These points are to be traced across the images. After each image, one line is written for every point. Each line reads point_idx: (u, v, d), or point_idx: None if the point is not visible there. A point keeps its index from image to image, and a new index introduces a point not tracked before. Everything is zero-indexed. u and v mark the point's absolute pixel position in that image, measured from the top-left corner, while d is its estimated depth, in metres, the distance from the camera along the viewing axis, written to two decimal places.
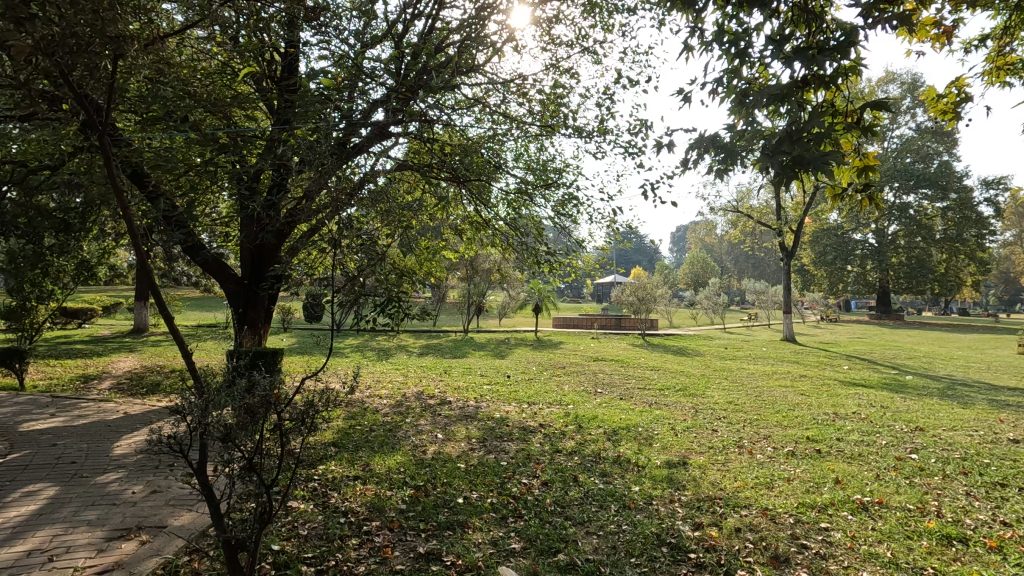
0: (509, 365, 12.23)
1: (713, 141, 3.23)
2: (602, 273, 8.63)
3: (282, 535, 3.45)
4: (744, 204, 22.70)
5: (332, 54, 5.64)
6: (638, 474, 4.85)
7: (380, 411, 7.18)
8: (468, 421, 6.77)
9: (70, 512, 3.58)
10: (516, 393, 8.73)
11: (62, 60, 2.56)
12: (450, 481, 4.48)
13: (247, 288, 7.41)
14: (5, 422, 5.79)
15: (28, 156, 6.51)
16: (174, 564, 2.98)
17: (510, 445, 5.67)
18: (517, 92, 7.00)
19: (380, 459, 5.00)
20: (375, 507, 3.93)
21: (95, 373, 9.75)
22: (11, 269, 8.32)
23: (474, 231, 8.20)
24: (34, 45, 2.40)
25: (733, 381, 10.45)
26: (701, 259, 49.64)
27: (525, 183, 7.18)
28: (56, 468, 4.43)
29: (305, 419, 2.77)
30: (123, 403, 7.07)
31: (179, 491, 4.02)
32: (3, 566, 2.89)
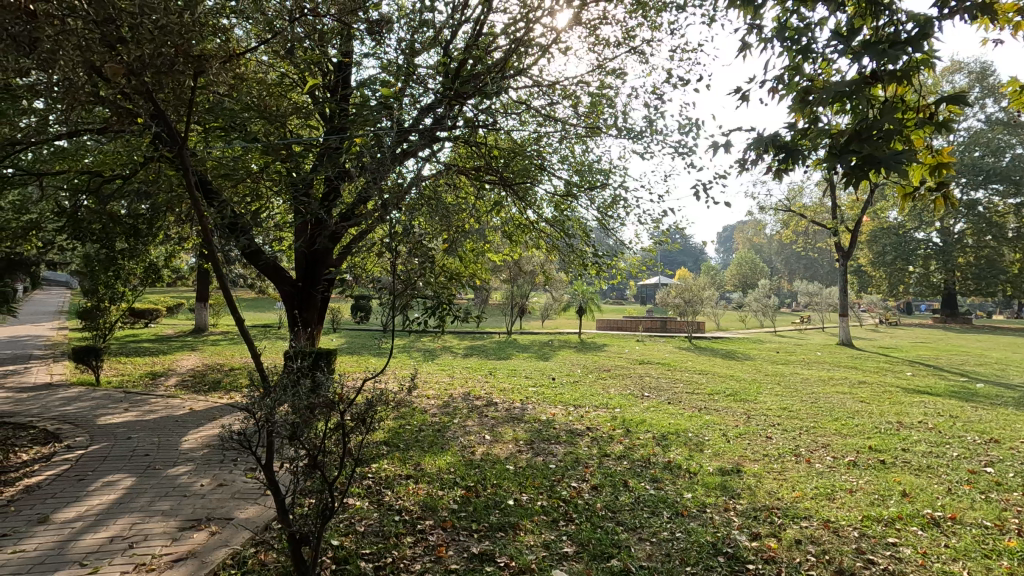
0: (554, 367, 12.23)
1: (774, 141, 3.14)
2: (649, 275, 8.52)
3: (341, 531, 3.55)
4: (796, 203, 21.89)
5: (384, 62, 5.78)
6: (691, 481, 4.75)
7: (428, 411, 7.30)
8: (515, 423, 6.79)
9: (145, 502, 3.80)
10: (562, 395, 8.71)
11: (151, 80, 2.76)
12: (500, 483, 4.52)
13: (301, 290, 7.69)
14: (86, 416, 6.20)
15: (103, 166, 6.97)
16: (241, 555, 3.12)
17: (557, 448, 5.67)
18: (564, 94, 6.98)
19: (430, 459, 5.09)
20: (427, 506, 4.00)
21: (161, 370, 10.32)
22: (86, 271, 8.91)
23: (520, 234, 8.27)
24: (128, 68, 2.59)
25: (787, 386, 10.09)
26: (750, 260, 48.20)
27: (572, 186, 7.16)
28: (132, 459, 4.72)
29: (364, 419, 2.86)
30: (188, 399, 7.44)
31: (242, 485, 4.21)
32: (88, 551, 3.10)
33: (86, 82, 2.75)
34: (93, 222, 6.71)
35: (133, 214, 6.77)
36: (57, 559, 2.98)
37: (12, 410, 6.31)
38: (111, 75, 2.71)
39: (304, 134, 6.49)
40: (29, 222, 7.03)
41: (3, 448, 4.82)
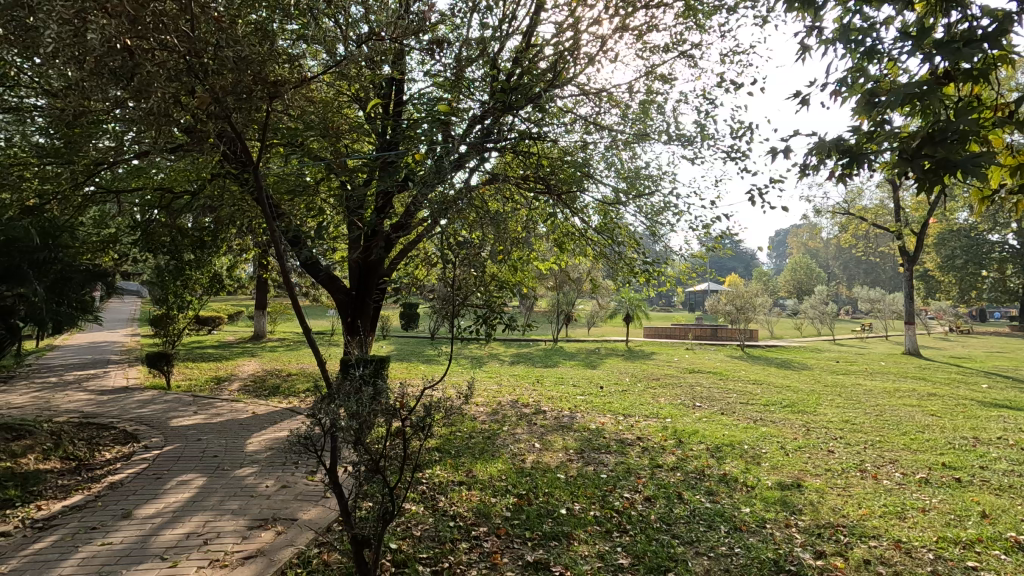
0: (602, 376, 12.11)
1: (837, 145, 3.05)
2: (699, 282, 8.32)
3: (398, 534, 3.64)
4: (854, 205, 20.90)
5: (434, 77, 5.92)
6: (748, 495, 4.60)
7: (478, 418, 7.38)
8: (564, 431, 6.77)
9: (217, 501, 4.02)
10: (611, 404, 8.61)
11: (230, 105, 2.98)
12: (552, 491, 4.52)
13: (354, 298, 7.94)
14: (159, 418, 6.60)
15: (174, 182, 7.43)
16: (306, 555, 3.25)
17: (608, 458, 5.61)
18: (611, 102, 6.94)
19: (482, 466, 5.15)
20: (481, 513, 4.05)
21: (225, 375, 10.85)
22: (157, 281, 9.48)
23: (567, 242, 8.27)
24: (211, 94, 2.82)
25: (849, 398, 9.62)
26: (805, 265, 46.31)
27: (619, 193, 7.10)
28: (202, 460, 4.99)
29: (423, 427, 2.92)
30: (251, 404, 7.81)
31: (304, 487, 4.38)
32: (168, 545, 3.30)
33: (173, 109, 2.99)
34: (165, 236, 7.17)
35: (202, 227, 7.19)
36: (140, 552, 3.19)
37: (94, 411, 6.77)
38: (192, 101, 2.91)
39: (358, 148, 6.74)
40: (108, 236, 7.56)
41: (89, 447, 5.19)
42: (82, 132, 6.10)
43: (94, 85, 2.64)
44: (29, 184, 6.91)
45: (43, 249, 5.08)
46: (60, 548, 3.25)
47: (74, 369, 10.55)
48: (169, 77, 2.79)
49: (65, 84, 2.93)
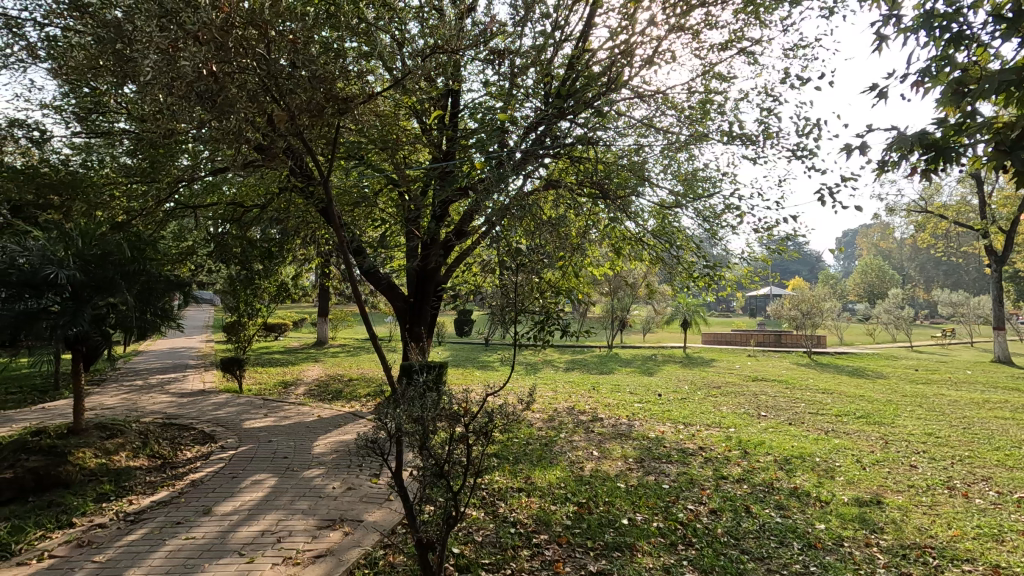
0: (659, 383, 11.84)
1: (920, 138, 2.90)
2: (762, 286, 7.98)
3: (460, 539, 3.68)
4: (933, 202, 19.49)
5: (489, 88, 6.00)
6: (823, 510, 4.36)
7: (535, 425, 7.37)
8: (623, 439, 6.65)
9: (288, 500, 4.19)
10: (670, 413, 8.39)
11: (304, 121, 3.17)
12: (613, 501, 4.45)
13: (412, 305, 8.13)
14: (234, 420, 6.97)
15: (244, 197, 7.87)
16: (372, 557, 3.33)
17: (670, 468, 5.46)
18: (666, 104, 6.79)
19: (540, 473, 5.13)
20: (541, 520, 4.03)
21: (292, 380, 11.36)
22: (230, 290, 10.04)
23: (623, 246, 8.14)
24: (288, 111, 3.02)
25: (931, 409, 8.95)
26: (877, 267, 43.56)
27: (676, 196, 6.93)
28: (274, 461, 5.22)
29: (486, 433, 2.93)
30: (316, 407, 8.13)
31: (368, 489, 4.50)
32: (244, 541, 3.47)
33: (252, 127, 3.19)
34: (237, 247, 7.59)
35: (270, 239, 7.56)
36: (220, 547, 3.36)
37: (176, 413, 7.24)
38: (270, 119, 3.11)
39: (415, 158, 6.90)
40: (187, 249, 8.07)
41: (172, 446, 5.55)
42: (164, 152, 6.57)
43: (184, 108, 2.82)
44: (118, 202, 7.49)
45: (132, 261, 5.56)
46: (150, 540, 3.48)
47: (157, 372, 11.33)
48: (249, 97, 2.99)
49: (155, 109, 3.15)
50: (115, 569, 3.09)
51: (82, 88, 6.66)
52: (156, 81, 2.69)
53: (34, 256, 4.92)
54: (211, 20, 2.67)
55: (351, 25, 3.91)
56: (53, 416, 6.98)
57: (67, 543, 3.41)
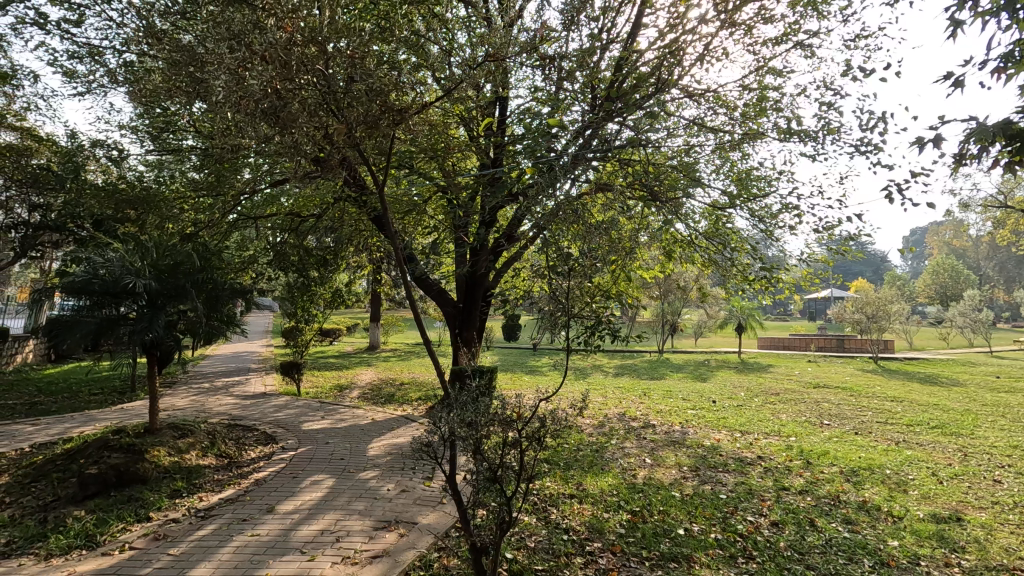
0: (713, 389, 11.48)
1: (1003, 128, 2.70)
2: (823, 288, 7.63)
3: (513, 544, 3.68)
4: (1014, 196, 18.08)
5: (536, 94, 6.01)
6: (895, 526, 4.11)
7: (585, 431, 7.29)
8: (677, 447, 6.48)
9: (345, 501, 4.32)
10: (725, 420, 8.13)
11: (363, 134, 3.28)
12: (667, 510, 4.34)
13: (462, 310, 8.22)
14: (293, 422, 7.25)
15: (301, 207, 8.20)
16: (427, 559, 3.38)
17: (727, 477, 5.29)
18: (717, 102, 6.61)
19: (592, 480, 5.07)
20: (594, 528, 3.98)
21: (346, 383, 11.69)
22: (288, 297, 10.45)
23: (674, 249, 7.98)
24: (348, 124, 3.14)
25: (1017, 420, 8.28)
26: (950, 266, 40.77)
27: (730, 196, 6.72)
28: (331, 462, 5.39)
29: (539, 438, 2.92)
30: (370, 410, 8.33)
31: (421, 492, 4.57)
32: (306, 540, 3.59)
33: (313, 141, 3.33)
34: (295, 255, 7.90)
35: (325, 246, 7.83)
36: (283, 545, 3.49)
37: (241, 414, 7.59)
38: (330, 133, 3.24)
39: (463, 165, 6.99)
40: (249, 258, 8.47)
41: (237, 446, 5.83)
42: (229, 166, 6.94)
43: (251, 125, 2.98)
44: (187, 215, 7.96)
45: (201, 270, 5.89)
46: (219, 536, 3.66)
47: (222, 375, 11.94)
48: (311, 113, 3.12)
49: (223, 126, 3.33)
50: (188, 562, 3.26)
51: (155, 109, 7.13)
52: (227, 99, 2.85)
53: (115, 266, 5.30)
54: (277, 41, 2.81)
55: (402, 39, 4.01)
56: (131, 415, 7.48)
57: (145, 536, 3.63)
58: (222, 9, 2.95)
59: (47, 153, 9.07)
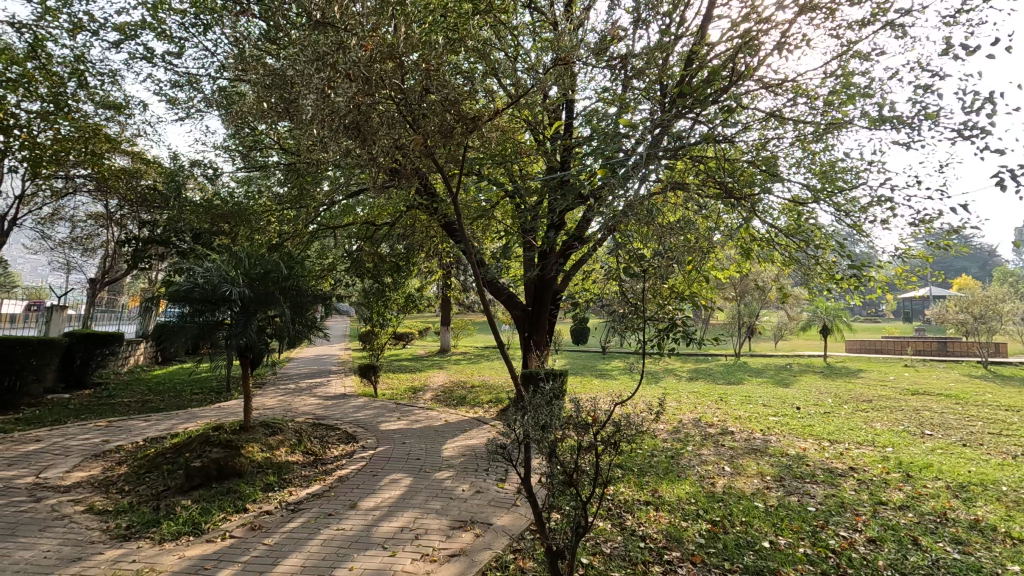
0: (797, 395, 10.85)
1: None
2: (921, 286, 7.01)
3: (588, 549, 3.65)
4: None
5: (603, 95, 5.95)
6: (1016, 550, 3.70)
7: (659, 436, 7.11)
8: (758, 455, 6.18)
9: (422, 500, 4.45)
10: (812, 428, 7.66)
11: (436, 144, 3.40)
12: (750, 521, 4.15)
13: (530, 314, 8.25)
14: (372, 422, 7.56)
15: (375, 216, 8.55)
16: (503, 560, 3.41)
17: (815, 489, 4.97)
18: (797, 92, 6.26)
19: (667, 487, 4.93)
20: (672, 537, 3.87)
21: (420, 385, 12.05)
22: (365, 301, 10.92)
23: (751, 248, 7.63)
24: (423, 136, 3.27)
25: None
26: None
27: (812, 191, 6.34)
28: (408, 462, 5.58)
29: (615, 443, 2.86)
30: (443, 412, 8.54)
31: (495, 493, 4.63)
32: (387, 536, 3.73)
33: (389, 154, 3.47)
34: (371, 263, 8.25)
35: (398, 253, 8.13)
36: (366, 539, 3.65)
37: (324, 414, 8.01)
38: (406, 145, 3.37)
39: (531, 170, 7.03)
40: (329, 265, 8.94)
41: (322, 444, 6.15)
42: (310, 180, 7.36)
43: (334, 140, 3.16)
44: (273, 227, 8.52)
45: (288, 277, 6.28)
46: (308, 528, 3.87)
47: (306, 377, 12.66)
48: (389, 126, 3.26)
49: (307, 142, 3.55)
50: (281, 552, 3.48)
51: (245, 130, 7.72)
52: (314, 117, 3.04)
53: (213, 275, 5.75)
54: (359, 59, 2.96)
55: (470, 50, 4.09)
56: (228, 414, 8.08)
57: (243, 526, 3.91)
58: (309, 33, 3.15)
59: (154, 174, 10.03)
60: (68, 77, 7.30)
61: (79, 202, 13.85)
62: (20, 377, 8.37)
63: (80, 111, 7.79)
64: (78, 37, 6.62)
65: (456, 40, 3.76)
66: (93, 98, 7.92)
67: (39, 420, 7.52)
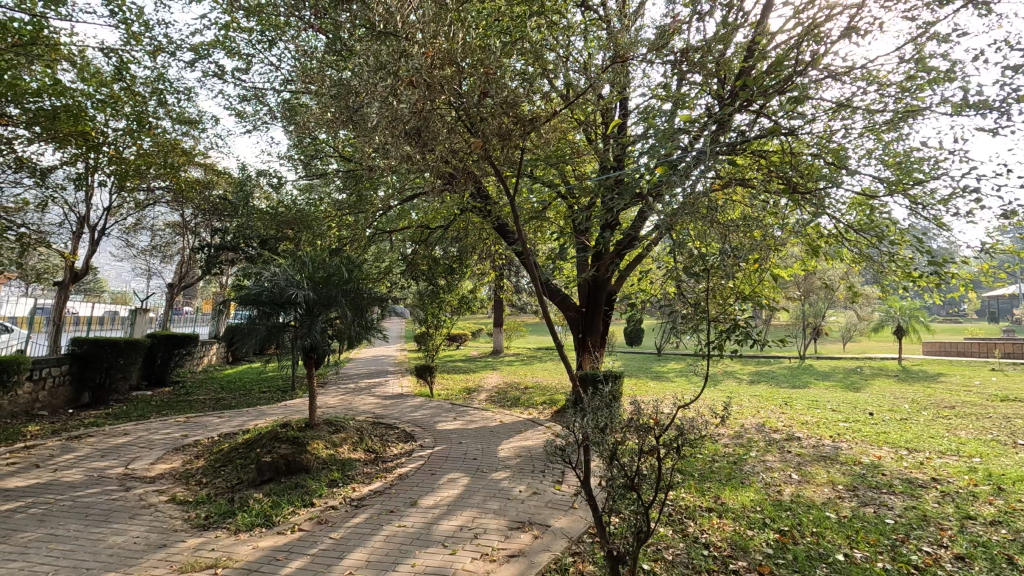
0: (870, 400, 10.24)
1: None
2: (1011, 283, 6.45)
3: (649, 555, 3.58)
4: None
5: (659, 91, 5.83)
6: None
7: (721, 441, 6.88)
8: (828, 463, 5.88)
9: (480, 500, 4.49)
10: (887, 435, 7.21)
11: (495, 147, 3.44)
12: (822, 532, 3.94)
13: (585, 315, 8.16)
14: (429, 422, 7.70)
15: (430, 219, 8.71)
16: (563, 562, 3.40)
17: (893, 500, 4.67)
18: (867, 79, 5.90)
19: (730, 493, 4.77)
20: (737, 546, 3.73)
21: (474, 386, 12.18)
22: (420, 303, 11.15)
23: (817, 244, 7.26)
24: (483, 138, 3.31)
25: None
26: None
27: (886, 183, 5.96)
28: (465, 461, 5.65)
29: (678, 447, 2.77)
30: (498, 413, 8.60)
31: (553, 495, 4.61)
32: (447, 534, 3.79)
33: (448, 159, 3.53)
34: (426, 265, 8.42)
35: (453, 256, 8.25)
36: (427, 537, 3.73)
37: (383, 413, 8.24)
38: (465, 149, 3.44)
39: (584, 170, 6.97)
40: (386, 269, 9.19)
41: (382, 443, 6.33)
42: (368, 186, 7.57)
43: (397, 147, 3.26)
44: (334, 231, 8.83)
45: (349, 281, 6.49)
46: (371, 524, 3.99)
47: (365, 377, 13.04)
48: (450, 130, 3.33)
49: (369, 149, 3.67)
50: (347, 546, 3.61)
51: (307, 140, 8.05)
52: (378, 124, 3.13)
53: (281, 280, 6.04)
54: (421, 66, 3.04)
55: (524, 51, 4.09)
56: (294, 411, 8.45)
57: (310, 519, 4.08)
58: (372, 44, 3.23)
59: (225, 185, 10.62)
60: (150, 96, 7.84)
61: (160, 212, 14.87)
62: (109, 376, 9.00)
63: (160, 127, 8.34)
64: (158, 58, 7.10)
65: (511, 43, 3.78)
66: (172, 115, 8.47)
67: (127, 415, 8.11)
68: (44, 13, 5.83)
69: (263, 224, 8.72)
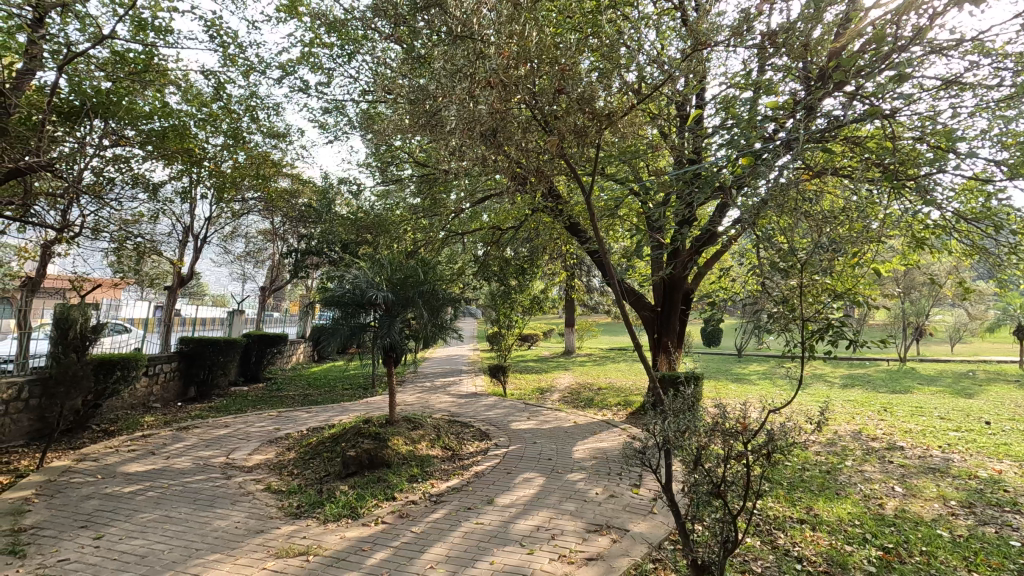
0: (985, 407, 9.23)
1: None
2: None
3: (736, 566, 3.41)
4: None
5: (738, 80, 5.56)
6: None
7: (811, 448, 6.45)
8: (937, 475, 5.36)
9: (556, 500, 4.47)
10: (1009, 447, 6.45)
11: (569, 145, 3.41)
12: (933, 551, 3.59)
13: (660, 314, 7.92)
14: (503, 421, 7.77)
15: (501, 221, 8.80)
16: (643, 568, 3.31)
17: (1019, 520, 4.17)
18: (979, 51, 5.32)
19: (824, 505, 4.45)
20: (834, 562, 3.47)
21: (546, 387, 12.15)
22: (492, 303, 11.28)
23: (920, 236, 6.64)
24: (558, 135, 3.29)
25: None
26: None
27: (1004, 166, 5.35)
28: (540, 462, 5.64)
29: (768, 454, 2.59)
30: (572, 413, 8.53)
31: (631, 499, 4.50)
32: (524, 533, 3.80)
33: (522, 158, 3.54)
34: (498, 266, 8.50)
35: (524, 256, 8.29)
36: (504, 535, 3.75)
37: (458, 411, 8.40)
38: (540, 148, 3.43)
39: (659, 165, 6.78)
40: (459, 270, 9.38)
41: (458, 440, 6.45)
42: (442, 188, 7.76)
43: (473, 148, 3.30)
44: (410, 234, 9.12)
45: (426, 282, 6.66)
46: (450, 520, 4.07)
47: (441, 377, 13.18)
48: (525, 130, 3.34)
49: (445, 153, 3.74)
50: (426, 540, 3.70)
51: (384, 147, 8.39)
52: (455, 127, 3.19)
53: (362, 281, 6.30)
54: (498, 67, 3.07)
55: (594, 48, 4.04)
56: (374, 408, 8.81)
57: (392, 513, 4.22)
58: (448, 49, 3.30)
59: (309, 194, 11.28)
60: (244, 113, 8.46)
61: (253, 221, 16.01)
62: (211, 372, 9.81)
63: (252, 142, 8.98)
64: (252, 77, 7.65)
65: (583, 40, 3.74)
66: (262, 129, 9.10)
67: (226, 409, 8.79)
68: (155, 42, 6.44)
69: (344, 229, 9.17)
